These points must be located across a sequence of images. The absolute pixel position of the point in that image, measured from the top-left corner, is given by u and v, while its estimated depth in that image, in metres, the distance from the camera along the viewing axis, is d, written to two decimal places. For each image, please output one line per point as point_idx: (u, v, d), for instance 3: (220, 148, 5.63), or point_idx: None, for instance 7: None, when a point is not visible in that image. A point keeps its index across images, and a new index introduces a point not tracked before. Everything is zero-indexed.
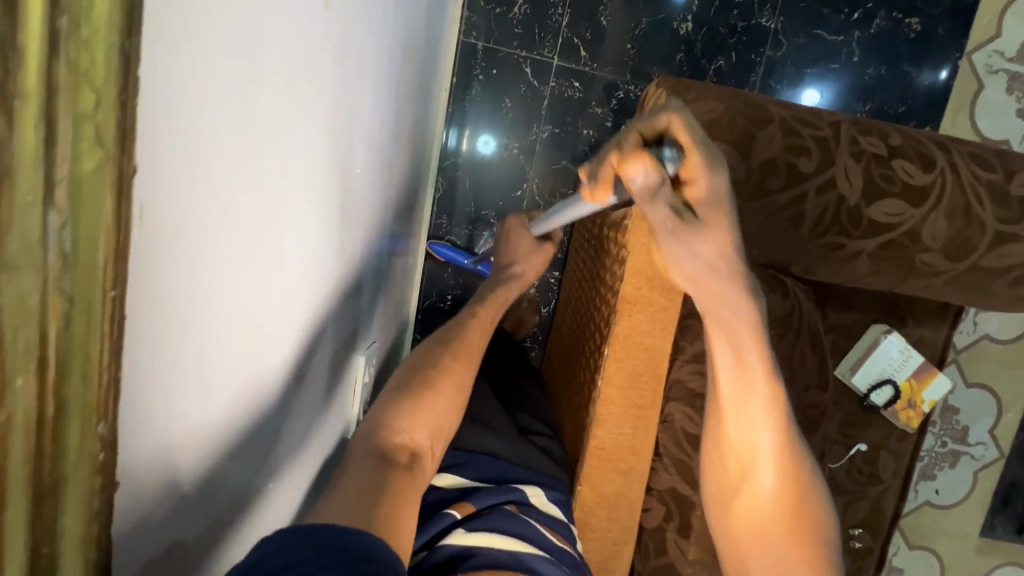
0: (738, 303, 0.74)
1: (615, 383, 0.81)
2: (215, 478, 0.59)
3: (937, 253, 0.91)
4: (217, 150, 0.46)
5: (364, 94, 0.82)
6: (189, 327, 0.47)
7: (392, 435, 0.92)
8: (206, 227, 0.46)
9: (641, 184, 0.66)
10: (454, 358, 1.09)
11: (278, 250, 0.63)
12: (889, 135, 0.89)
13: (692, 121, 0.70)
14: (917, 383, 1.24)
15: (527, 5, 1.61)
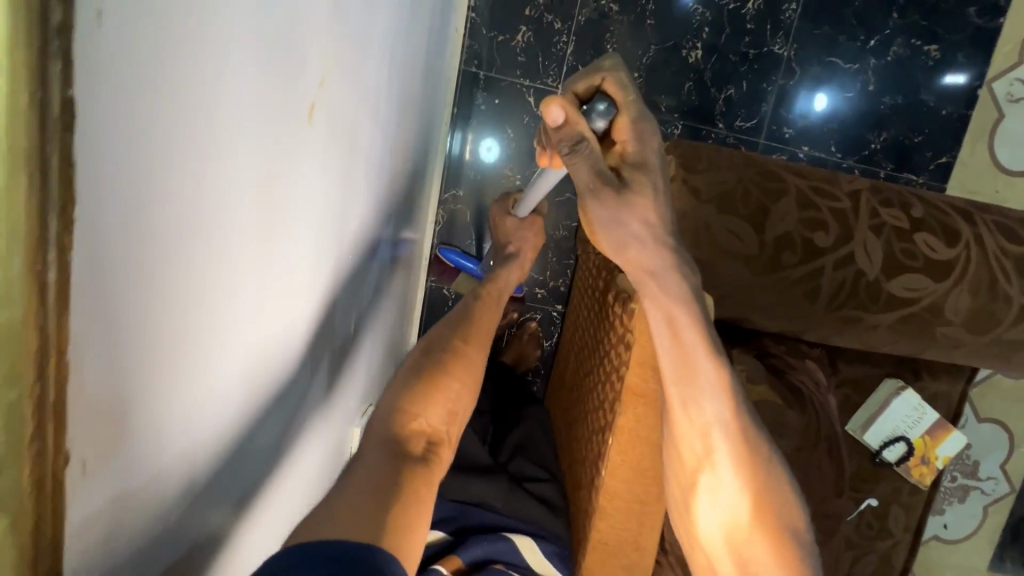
0: (671, 284, 0.70)
1: (619, 475, 0.79)
2: (202, 510, 0.52)
3: (960, 327, 0.86)
4: (195, 158, 0.39)
5: (364, 85, 0.75)
6: (164, 357, 0.41)
7: (402, 417, 0.82)
8: (181, 249, 0.40)
9: (562, 129, 0.67)
10: (466, 341, 0.99)
11: (270, 246, 0.56)
12: (911, 206, 0.85)
13: (625, 89, 0.71)
14: (931, 440, 1.21)
15: (531, 32, 1.55)
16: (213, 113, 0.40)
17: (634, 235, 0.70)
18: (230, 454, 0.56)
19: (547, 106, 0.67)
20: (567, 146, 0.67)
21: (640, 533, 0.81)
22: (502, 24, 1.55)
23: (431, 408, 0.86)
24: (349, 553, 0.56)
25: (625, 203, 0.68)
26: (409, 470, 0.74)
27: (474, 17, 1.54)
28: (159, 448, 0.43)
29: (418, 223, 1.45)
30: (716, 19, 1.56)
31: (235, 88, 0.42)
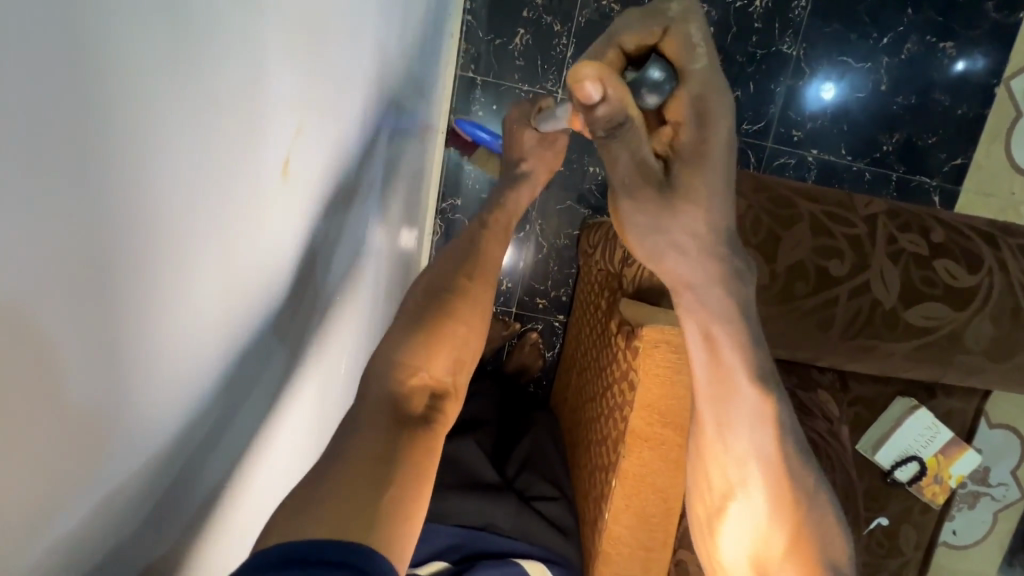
0: (710, 294, 0.62)
1: (623, 520, 0.76)
2: (174, 546, 0.42)
3: (981, 356, 0.82)
4: (139, 122, 0.28)
5: (364, 35, 0.62)
6: (111, 388, 0.30)
7: (396, 371, 0.64)
8: (127, 249, 0.29)
9: (600, 110, 0.53)
10: (471, 278, 0.77)
11: (262, 139, 0.42)
12: (930, 231, 0.81)
13: (692, 49, 0.56)
14: (944, 459, 1.17)
15: (529, 35, 1.49)
16: (165, 48, 0.29)
17: (674, 241, 0.63)
18: (209, 480, 0.45)
19: (583, 72, 0.50)
20: (602, 132, 0.55)
21: None
22: (500, 26, 1.49)
23: (432, 358, 0.67)
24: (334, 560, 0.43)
25: (669, 202, 0.60)
26: (412, 437, 0.58)
27: (471, 19, 1.48)
28: (104, 497, 0.33)
29: (418, 231, 1.40)
30: (721, 18, 1.50)
31: (195, 24, 0.31)
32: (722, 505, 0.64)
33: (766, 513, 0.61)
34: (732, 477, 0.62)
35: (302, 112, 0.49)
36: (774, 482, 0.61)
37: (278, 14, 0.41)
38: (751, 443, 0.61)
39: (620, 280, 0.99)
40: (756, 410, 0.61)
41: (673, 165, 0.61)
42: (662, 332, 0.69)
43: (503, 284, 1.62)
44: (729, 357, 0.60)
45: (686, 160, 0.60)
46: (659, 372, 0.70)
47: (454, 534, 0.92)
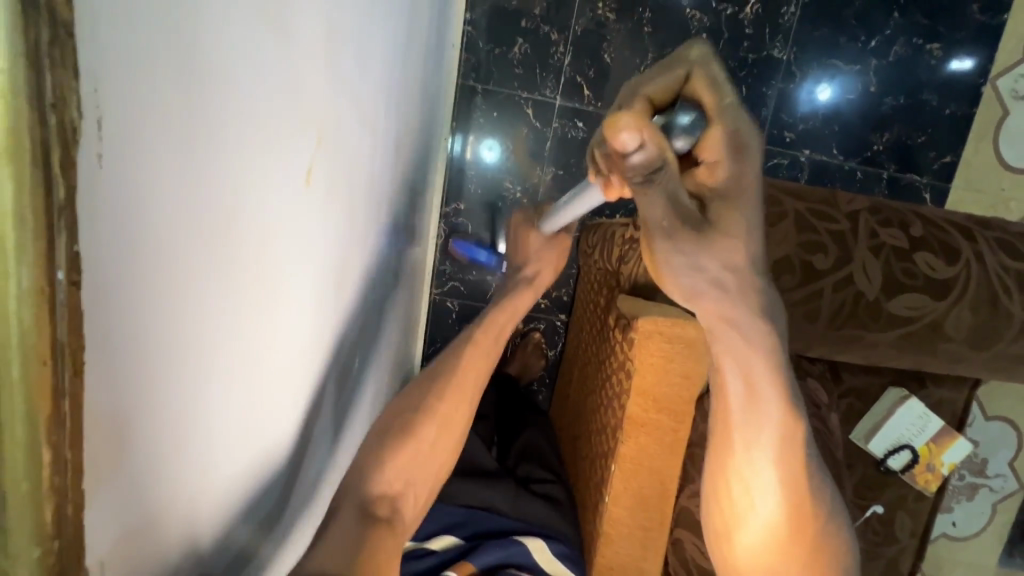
0: (751, 331, 0.58)
1: (622, 502, 0.80)
2: (220, 526, 0.46)
3: (962, 344, 0.86)
4: (199, 147, 0.32)
5: (372, 57, 0.66)
6: (172, 384, 0.34)
7: (361, 482, 0.69)
8: (188, 261, 0.33)
9: (636, 156, 0.51)
10: (441, 396, 0.81)
11: (287, 198, 0.47)
12: (910, 225, 0.85)
13: (721, 89, 0.57)
14: (936, 447, 1.21)
15: (528, 44, 1.55)
16: (218, 142, 0.34)
17: (711, 280, 0.57)
18: (244, 471, 0.49)
19: (621, 121, 0.50)
20: (641, 177, 0.52)
21: (643, 558, 0.83)
22: (499, 36, 1.54)
23: (391, 476, 0.72)
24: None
25: (705, 241, 0.55)
26: (373, 536, 0.64)
27: (471, 30, 1.54)
28: (166, 484, 0.36)
29: (423, 235, 1.45)
30: (714, 24, 1.55)
31: (241, 85, 0.36)
32: (740, 525, 0.66)
33: (783, 530, 0.64)
34: (754, 499, 0.64)
35: (321, 130, 0.52)
36: (792, 501, 0.63)
37: (302, 86, 0.46)
38: (773, 468, 0.62)
39: (618, 278, 1.04)
40: (782, 440, 0.62)
41: (710, 205, 0.57)
42: (656, 323, 0.73)
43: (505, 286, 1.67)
44: (764, 390, 0.60)
45: (722, 196, 0.56)
46: (654, 362, 0.75)
47: (458, 514, 0.97)
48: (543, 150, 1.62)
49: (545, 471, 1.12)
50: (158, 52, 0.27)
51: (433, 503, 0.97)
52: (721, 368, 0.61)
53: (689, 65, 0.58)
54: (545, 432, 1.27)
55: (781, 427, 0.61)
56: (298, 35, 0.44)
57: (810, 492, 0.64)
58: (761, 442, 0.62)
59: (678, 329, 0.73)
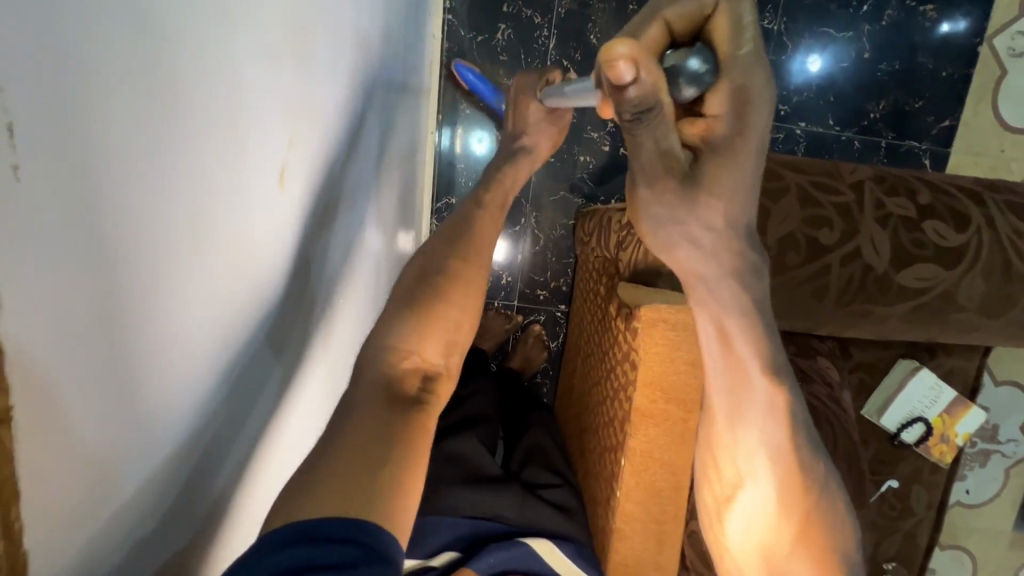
0: (723, 282, 0.63)
1: (634, 497, 0.78)
2: (212, 510, 0.47)
3: (974, 313, 0.83)
4: (143, 152, 0.31)
5: (345, 23, 0.63)
6: (133, 413, 0.34)
7: (387, 354, 0.64)
8: (140, 269, 0.32)
9: (631, 91, 0.48)
10: (465, 261, 0.78)
11: (263, 199, 0.48)
12: (917, 193, 0.82)
13: (740, 36, 0.52)
14: (949, 417, 1.19)
15: (511, 29, 1.51)
16: (178, 174, 0.35)
17: (689, 234, 0.61)
18: (232, 463, 0.50)
19: (614, 50, 0.46)
20: (630, 116, 0.51)
21: (659, 552, 0.80)
22: (480, 23, 1.50)
23: (424, 342, 0.67)
24: (333, 536, 0.45)
25: (687, 192, 0.58)
26: (406, 418, 0.58)
27: (452, 18, 1.49)
28: (154, 494, 0.38)
29: (415, 232, 1.42)
30: None
31: (198, 111, 0.36)
32: (731, 499, 0.66)
33: (775, 505, 0.63)
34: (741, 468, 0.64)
35: (286, 125, 0.51)
36: (784, 473, 0.62)
37: (266, 91, 0.46)
38: (760, 439, 0.63)
39: (616, 265, 1.01)
40: (768, 409, 0.62)
41: (700, 157, 0.57)
42: (659, 310, 0.71)
43: (503, 279, 1.64)
44: (743, 354, 0.61)
45: (715, 152, 0.56)
46: (659, 350, 0.72)
47: (461, 526, 0.94)
48: None
49: (550, 474, 1.10)
50: (59, 72, 0.25)
51: (436, 516, 0.94)
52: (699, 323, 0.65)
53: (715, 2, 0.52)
54: (550, 430, 1.25)
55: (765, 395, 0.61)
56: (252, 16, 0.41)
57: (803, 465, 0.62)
58: (749, 411, 0.62)
59: (682, 315, 0.71)
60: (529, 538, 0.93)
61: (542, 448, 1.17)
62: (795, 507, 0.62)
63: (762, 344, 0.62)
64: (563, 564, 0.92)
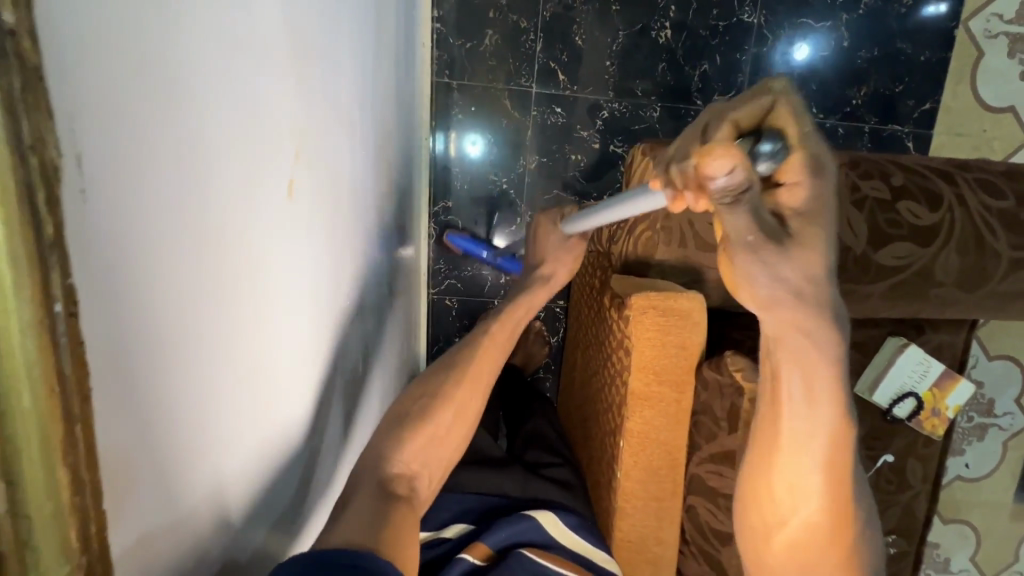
0: (821, 335, 0.55)
1: (634, 477, 0.81)
2: (250, 540, 0.50)
3: (952, 287, 0.87)
4: (195, 200, 0.35)
5: (340, 80, 0.69)
6: (200, 409, 0.39)
7: (381, 462, 0.75)
8: (191, 316, 0.36)
9: (728, 182, 0.45)
10: (458, 382, 0.87)
11: (283, 205, 0.52)
12: (891, 175, 0.86)
13: (801, 116, 0.52)
14: (940, 391, 1.22)
15: (498, 35, 1.55)
16: (220, 196, 0.39)
17: (790, 287, 0.53)
18: (265, 495, 0.53)
19: (713, 150, 0.44)
20: (727, 200, 0.47)
21: (660, 528, 0.85)
22: (468, 31, 1.54)
23: (409, 456, 0.78)
24: (344, 563, 0.53)
25: (788, 255, 0.52)
26: (393, 510, 0.69)
27: (440, 27, 1.53)
28: (218, 479, 0.43)
29: (414, 236, 1.47)
30: None
31: (230, 136, 0.40)
32: (780, 531, 0.65)
33: (824, 529, 0.63)
34: (797, 498, 0.63)
35: (296, 137, 0.55)
36: (835, 501, 0.62)
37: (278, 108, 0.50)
38: (818, 474, 0.61)
39: (609, 258, 1.05)
40: (832, 450, 0.60)
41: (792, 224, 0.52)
42: (649, 298, 0.75)
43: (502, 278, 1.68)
44: (823, 398, 0.58)
45: (804, 214, 0.52)
46: (651, 335, 0.76)
47: (471, 501, 0.98)
48: (524, 138, 1.62)
49: (552, 455, 1.15)
50: (131, 119, 0.28)
51: (445, 492, 0.99)
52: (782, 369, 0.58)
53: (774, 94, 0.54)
54: (550, 418, 1.30)
55: (834, 435, 0.59)
56: (265, 84, 0.47)
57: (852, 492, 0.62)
58: (810, 447, 0.60)
59: (671, 302, 0.75)
60: (537, 512, 0.91)
61: (543, 433, 1.24)
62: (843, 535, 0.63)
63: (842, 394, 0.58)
64: (572, 539, 0.90)
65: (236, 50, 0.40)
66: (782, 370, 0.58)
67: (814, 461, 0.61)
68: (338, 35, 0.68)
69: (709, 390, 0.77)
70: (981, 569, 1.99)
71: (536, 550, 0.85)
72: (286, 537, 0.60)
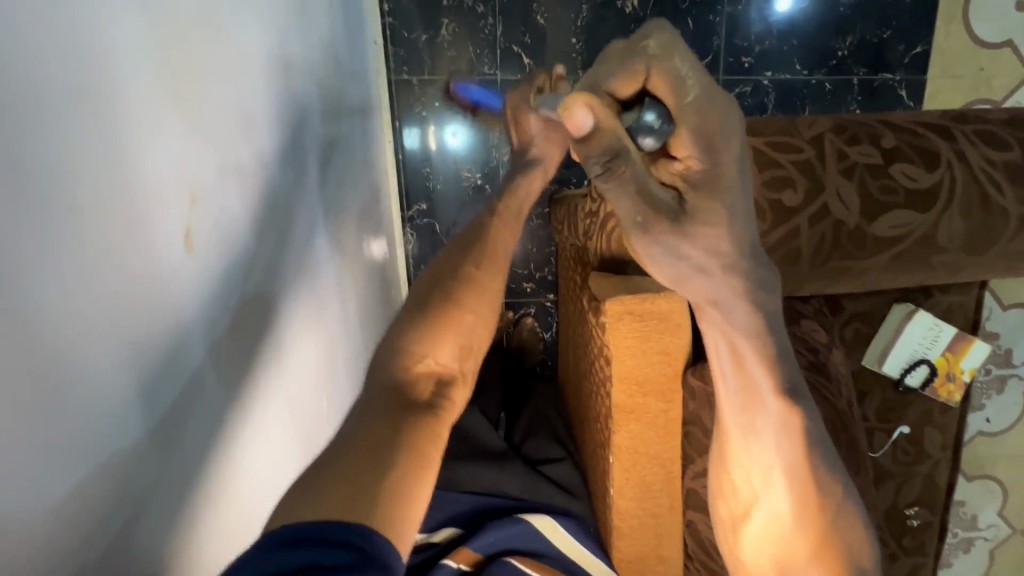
0: (735, 309, 0.61)
1: (627, 494, 0.80)
2: (153, 552, 0.50)
3: (957, 252, 0.80)
4: (29, 280, 0.37)
5: (251, 84, 0.68)
6: (75, 465, 0.42)
7: (402, 357, 0.65)
8: (6, 341, 0.36)
9: (595, 139, 0.52)
10: (475, 266, 0.78)
11: (181, 242, 0.53)
12: (881, 137, 0.78)
13: (682, 83, 0.54)
14: (953, 355, 1.15)
15: (454, 22, 1.46)
16: (71, 264, 0.41)
17: (696, 265, 0.59)
18: (172, 503, 0.52)
19: (577, 109, 0.52)
20: (600, 166, 0.53)
21: (658, 546, 0.84)
22: (423, 22, 1.45)
23: (437, 347, 0.68)
24: (335, 540, 0.44)
25: (685, 232, 0.57)
26: (412, 418, 0.59)
27: (393, 21, 1.45)
28: (125, 511, 0.47)
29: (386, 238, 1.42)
30: None
31: (79, 205, 0.41)
32: (747, 513, 0.67)
33: (789, 519, 0.63)
34: (757, 481, 0.65)
35: (192, 177, 0.55)
36: (801, 492, 0.63)
37: (159, 153, 0.50)
38: (775, 451, 0.64)
39: (587, 253, 0.98)
40: (779, 426, 0.63)
41: (687, 197, 0.57)
42: (624, 304, 0.70)
43: None
44: (763, 394, 0.63)
45: (697, 189, 0.56)
46: (630, 342, 0.72)
47: (464, 500, 0.94)
48: (494, 128, 1.53)
49: (559, 448, 1.11)
50: None
51: (442, 491, 0.94)
52: (711, 340, 0.65)
53: (648, 62, 0.54)
54: (558, 405, 1.25)
55: (777, 415, 0.63)
56: (116, 84, 0.45)
57: (825, 484, 0.63)
58: (757, 422, 0.64)
59: (648, 305, 0.71)
60: (529, 515, 0.89)
61: (547, 418, 1.20)
62: (813, 520, 0.63)
63: (775, 363, 0.63)
64: (569, 545, 0.88)
65: (82, 116, 0.41)
66: (711, 340, 0.65)
67: (763, 435, 0.64)
68: (238, 28, 0.66)
69: (698, 401, 0.73)
70: (1009, 523, 1.94)
71: (522, 557, 0.84)
72: (232, 528, 0.64)
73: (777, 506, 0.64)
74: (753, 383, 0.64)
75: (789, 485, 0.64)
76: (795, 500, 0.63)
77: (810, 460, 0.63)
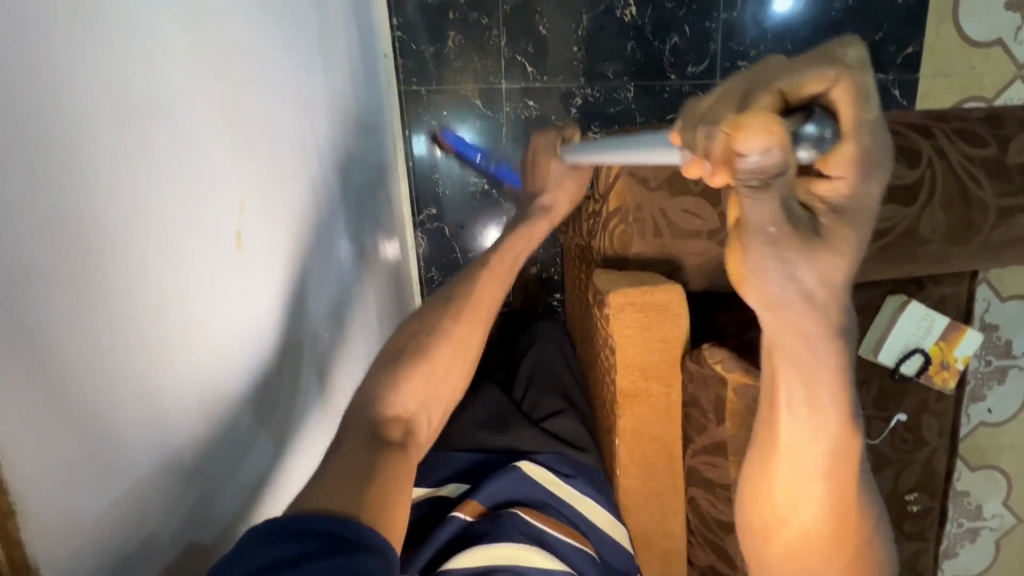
0: (822, 347, 0.54)
1: (633, 474, 0.86)
2: (213, 514, 0.58)
3: (940, 243, 0.85)
4: (123, 282, 0.45)
5: (280, 103, 0.76)
6: (156, 437, 0.49)
7: (373, 407, 0.70)
8: (107, 330, 0.44)
9: (754, 162, 0.40)
10: (454, 321, 0.83)
11: (230, 246, 0.61)
12: None
13: (868, 100, 0.44)
14: (947, 344, 1.20)
15: (460, 34, 1.52)
16: (151, 267, 0.48)
17: (802, 289, 0.50)
18: (228, 472, 0.60)
19: (751, 123, 0.39)
20: (755, 181, 0.41)
21: (664, 522, 0.90)
22: (430, 35, 1.52)
23: (406, 397, 0.73)
24: (319, 530, 0.51)
25: (810, 255, 0.48)
26: (386, 457, 0.64)
27: (401, 34, 1.51)
28: (191, 479, 0.54)
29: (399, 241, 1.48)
30: None
31: (156, 216, 0.49)
32: (775, 526, 0.66)
33: (822, 532, 0.64)
34: (794, 499, 0.64)
35: (236, 188, 0.63)
36: (835, 506, 0.64)
37: (210, 168, 0.58)
38: (820, 472, 0.62)
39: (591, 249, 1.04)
40: (832, 448, 0.61)
41: (825, 223, 0.48)
42: (626, 296, 0.77)
43: None
44: (824, 400, 0.58)
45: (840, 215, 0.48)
46: (632, 331, 0.78)
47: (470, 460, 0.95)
48: (501, 136, 1.59)
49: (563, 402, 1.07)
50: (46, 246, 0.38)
51: (450, 452, 0.96)
52: (787, 368, 0.57)
53: (833, 68, 0.44)
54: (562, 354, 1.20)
55: (832, 439, 0.60)
56: (179, 109, 0.53)
57: None
58: (807, 445, 0.61)
59: (648, 296, 0.77)
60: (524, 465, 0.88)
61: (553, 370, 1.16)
62: (843, 531, 0.64)
63: (845, 391, 0.58)
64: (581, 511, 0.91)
65: (154, 141, 0.49)
66: (785, 365, 0.57)
67: (809, 458, 0.61)
68: (270, 54, 0.74)
69: (696, 382, 0.79)
70: (1015, 513, 1.96)
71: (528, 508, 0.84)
72: (273, 500, 0.70)
73: (809, 522, 0.64)
74: (817, 409, 0.59)
75: (826, 503, 0.63)
76: (830, 515, 0.63)
77: (853, 478, 0.63)
